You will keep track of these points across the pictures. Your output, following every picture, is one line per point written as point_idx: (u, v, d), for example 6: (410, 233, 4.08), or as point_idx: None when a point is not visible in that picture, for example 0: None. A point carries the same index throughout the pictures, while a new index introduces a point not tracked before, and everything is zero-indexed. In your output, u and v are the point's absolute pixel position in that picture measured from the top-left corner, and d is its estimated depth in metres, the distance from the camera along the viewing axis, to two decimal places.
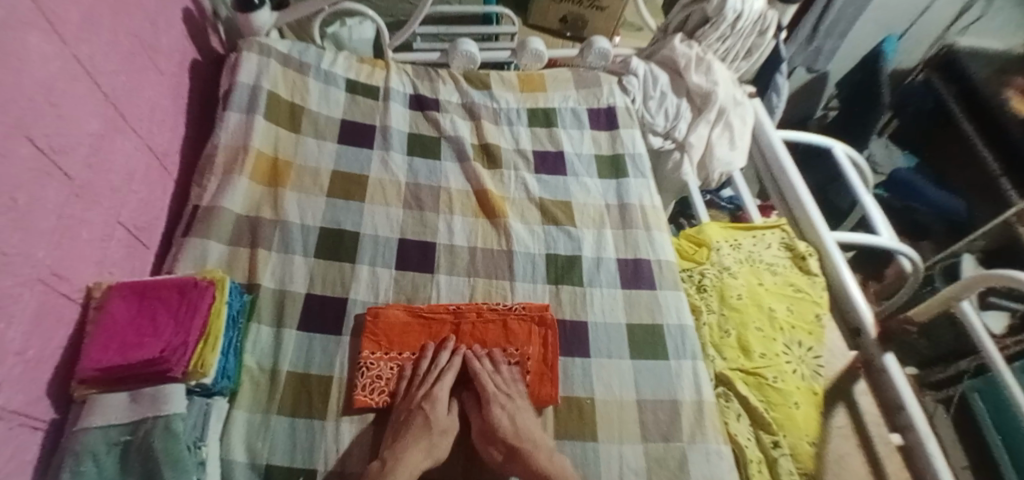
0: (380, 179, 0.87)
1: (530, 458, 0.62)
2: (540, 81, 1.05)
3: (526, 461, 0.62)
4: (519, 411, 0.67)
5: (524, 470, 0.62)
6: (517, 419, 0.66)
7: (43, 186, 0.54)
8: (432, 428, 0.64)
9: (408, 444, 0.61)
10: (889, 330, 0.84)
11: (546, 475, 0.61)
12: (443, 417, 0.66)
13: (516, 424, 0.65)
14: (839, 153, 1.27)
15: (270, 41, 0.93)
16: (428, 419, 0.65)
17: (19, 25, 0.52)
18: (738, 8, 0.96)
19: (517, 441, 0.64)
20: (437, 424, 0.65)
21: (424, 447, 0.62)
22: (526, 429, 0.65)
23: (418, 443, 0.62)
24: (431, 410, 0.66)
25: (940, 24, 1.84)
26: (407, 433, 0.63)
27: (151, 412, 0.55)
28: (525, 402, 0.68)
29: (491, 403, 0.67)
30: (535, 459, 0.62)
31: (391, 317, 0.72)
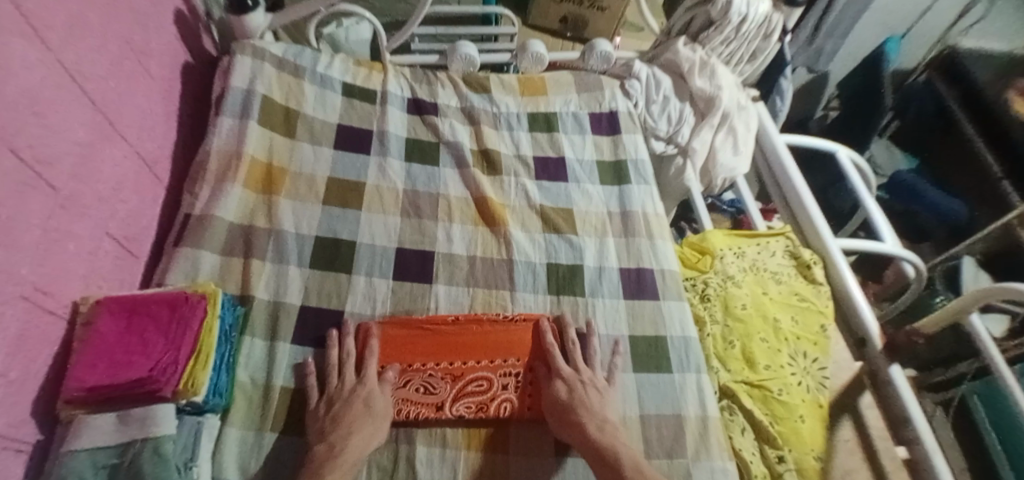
0: (378, 185, 0.85)
1: (584, 428, 0.63)
2: (541, 84, 1.03)
3: (582, 431, 0.63)
4: (581, 385, 0.67)
5: (581, 440, 0.62)
6: (580, 394, 0.66)
7: (27, 199, 0.52)
8: (371, 414, 0.62)
9: (353, 433, 0.60)
10: (896, 343, 0.81)
11: (601, 445, 0.61)
12: (379, 401, 0.64)
13: (575, 399, 0.66)
14: (842, 157, 1.26)
15: (264, 44, 0.91)
16: (365, 407, 0.62)
17: (3, 32, 0.50)
18: (744, 12, 0.95)
19: (572, 412, 0.64)
20: (376, 407, 0.63)
21: (368, 436, 0.60)
22: (586, 402, 0.65)
23: (359, 433, 0.60)
24: (366, 396, 0.63)
25: (942, 26, 1.82)
26: (344, 419, 0.61)
27: (139, 435, 0.53)
28: (588, 374, 0.69)
29: (556, 377, 0.68)
30: (590, 430, 0.62)
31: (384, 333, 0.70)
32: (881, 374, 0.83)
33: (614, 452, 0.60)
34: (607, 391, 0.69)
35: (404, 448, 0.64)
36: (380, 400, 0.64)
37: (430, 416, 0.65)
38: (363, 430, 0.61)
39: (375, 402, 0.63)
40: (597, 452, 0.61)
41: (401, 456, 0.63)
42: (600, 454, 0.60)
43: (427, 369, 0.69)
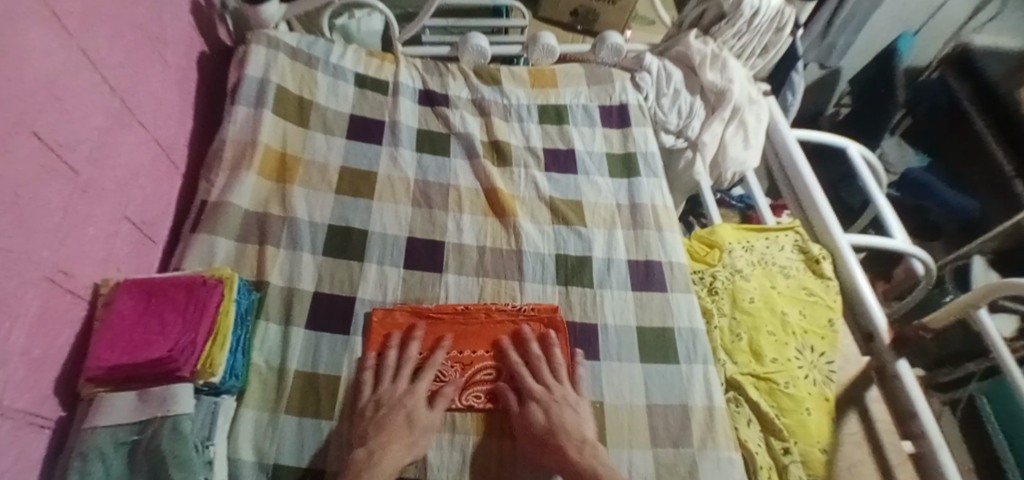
0: (389, 175, 0.86)
1: (563, 450, 0.61)
2: (551, 76, 1.04)
3: (562, 454, 0.61)
4: (556, 404, 0.65)
5: (561, 463, 0.61)
6: (558, 414, 0.64)
7: (48, 182, 0.54)
8: (414, 426, 0.61)
9: (390, 441, 0.59)
10: (903, 336, 0.82)
11: (579, 469, 0.59)
12: (429, 413, 0.63)
13: (552, 419, 0.64)
14: (853, 152, 1.25)
15: (278, 34, 0.92)
16: (411, 416, 0.62)
17: (24, 17, 0.51)
18: (756, 5, 0.95)
19: (550, 435, 0.62)
20: (422, 422, 0.62)
21: (410, 449, 0.60)
22: (563, 421, 0.63)
23: (398, 443, 0.59)
24: (414, 406, 0.63)
25: (955, 22, 1.83)
26: (389, 429, 0.60)
27: (159, 412, 0.54)
28: (563, 390, 0.67)
29: (529, 395, 0.66)
30: (570, 453, 0.61)
31: (397, 320, 0.72)
32: (888, 369, 0.83)
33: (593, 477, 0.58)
34: (582, 405, 0.67)
35: None
36: (426, 413, 0.63)
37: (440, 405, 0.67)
38: (400, 439, 0.60)
39: (421, 415, 0.63)
40: (574, 475, 0.59)
41: None
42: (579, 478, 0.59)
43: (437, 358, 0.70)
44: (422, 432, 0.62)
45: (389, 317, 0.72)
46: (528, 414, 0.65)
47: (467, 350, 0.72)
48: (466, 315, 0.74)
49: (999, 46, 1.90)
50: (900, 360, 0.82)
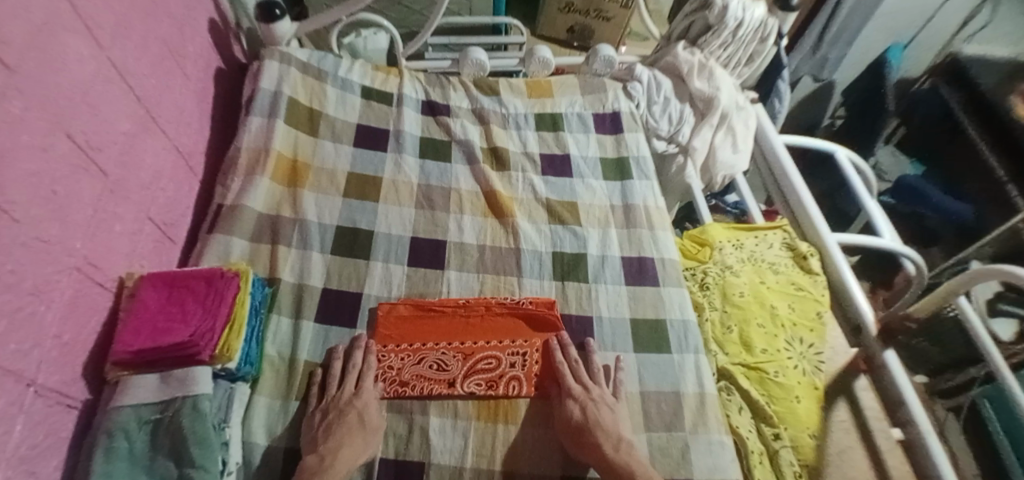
0: (394, 180, 0.91)
1: (601, 448, 0.64)
2: (547, 87, 1.09)
3: (600, 452, 0.64)
4: (593, 403, 0.68)
5: (597, 460, 0.64)
6: (594, 412, 0.67)
7: (80, 180, 0.58)
8: (361, 426, 0.64)
9: (344, 444, 0.61)
10: (891, 327, 0.86)
11: (615, 466, 0.63)
12: (375, 413, 0.66)
13: (586, 417, 0.66)
14: (841, 157, 1.29)
15: (290, 50, 0.98)
16: (359, 417, 0.64)
17: (60, 30, 0.56)
18: (739, 16, 1.00)
19: (587, 432, 0.65)
20: (371, 419, 0.65)
21: (361, 447, 0.62)
22: (599, 420, 0.66)
23: (352, 445, 0.62)
24: (361, 408, 0.65)
25: (948, 31, 1.87)
26: (339, 432, 0.62)
27: (180, 393, 0.58)
28: (596, 388, 0.70)
29: (567, 394, 0.69)
30: (608, 452, 0.64)
31: (401, 313, 0.76)
32: (876, 359, 0.86)
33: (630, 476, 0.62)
34: (618, 405, 0.70)
35: (418, 417, 0.68)
36: (371, 411, 0.66)
37: (442, 392, 0.69)
38: (354, 441, 0.62)
39: (369, 415, 0.65)
40: (611, 472, 0.63)
41: (416, 425, 0.67)
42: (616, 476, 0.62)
43: (440, 348, 0.74)
44: (372, 433, 0.64)
45: (394, 309, 0.76)
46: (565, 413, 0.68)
47: (472, 341, 0.75)
48: (469, 309, 0.77)
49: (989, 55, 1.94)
50: (887, 351, 0.85)
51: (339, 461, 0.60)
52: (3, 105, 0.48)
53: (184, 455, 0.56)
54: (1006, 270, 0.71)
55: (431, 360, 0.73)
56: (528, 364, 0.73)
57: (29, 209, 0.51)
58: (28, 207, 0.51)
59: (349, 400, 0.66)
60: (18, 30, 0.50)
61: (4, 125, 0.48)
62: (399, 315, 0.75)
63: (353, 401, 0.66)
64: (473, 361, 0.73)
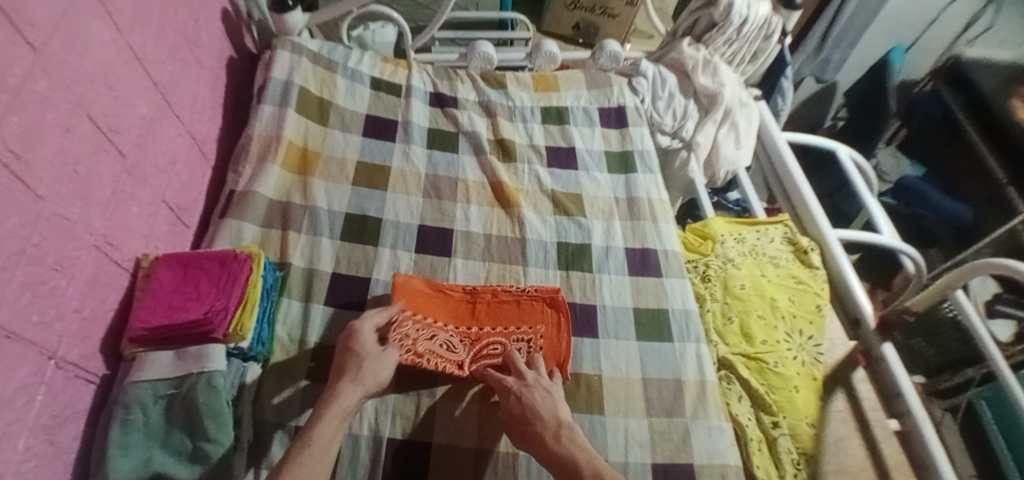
0: (402, 169, 0.92)
1: (541, 438, 0.61)
2: (553, 81, 1.10)
3: (540, 443, 0.61)
4: (528, 390, 0.66)
5: (539, 450, 0.61)
6: (529, 399, 0.65)
7: (100, 161, 0.60)
8: (358, 369, 0.63)
9: (335, 401, 0.59)
10: (887, 320, 0.87)
11: (557, 455, 0.59)
12: (379, 370, 0.64)
13: (524, 406, 0.64)
14: (843, 155, 1.31)
15: (302, 41, 0.99)
16: (356, 374, 0.62)
17: (84, 14, 0.58)
18: (744, 14, 1.01)
19: (526, 422, 0.63)
20: (369, 357, 0.64)
21: (354, 389, 0.61)
22: (535, 406, 0.64)
23: (343, 386, 0.61)
24: (359, 365, 0.63)
25: (951, 34, 1.87)
26: (335, 388, 0.61)
27: (195, 369, 0.60)
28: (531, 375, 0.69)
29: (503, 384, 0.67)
30: (548, 441, 0.60)
31: (414, 287, 0.77)
32: (874, 352, 0.88)
33: (573, 461, 0.58)
34: (555, 388, 0.68)
35: (425, 399, 0.71)
36: (372, 355, 0.65)
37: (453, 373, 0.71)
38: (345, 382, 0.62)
39: (370, 371, 0.63)
40: (552, 460, 0.59)
41: (423, 406, 0.70)
42: (560, 463, 0.58)
43: (448, 330, 0.75)
44: (370, 391, 0.62)
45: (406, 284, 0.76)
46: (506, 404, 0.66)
47: (478, 326, 0.77)
48: (476, 294, 0.79)
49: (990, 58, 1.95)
50: (886, 343, 0.87)
51: (326, 418, 0.58)
52: (30, 84, 0.49)
53: (198, 429, 0.58)
54: (1005, 264, 0.72)
55: (441, 339, 0.74)
56: (532, 349, 0.75)
57: (53, 186, 0.52)
58: (52, 185, 0.52)
59: (350, 358, 0.64)
60: (43, 12, 0.52)
61: (30, 104, 0.49)
62: (419, 289, 0.77)
63: (348, 361, 0.64)
64: (480, 345, 0.75)
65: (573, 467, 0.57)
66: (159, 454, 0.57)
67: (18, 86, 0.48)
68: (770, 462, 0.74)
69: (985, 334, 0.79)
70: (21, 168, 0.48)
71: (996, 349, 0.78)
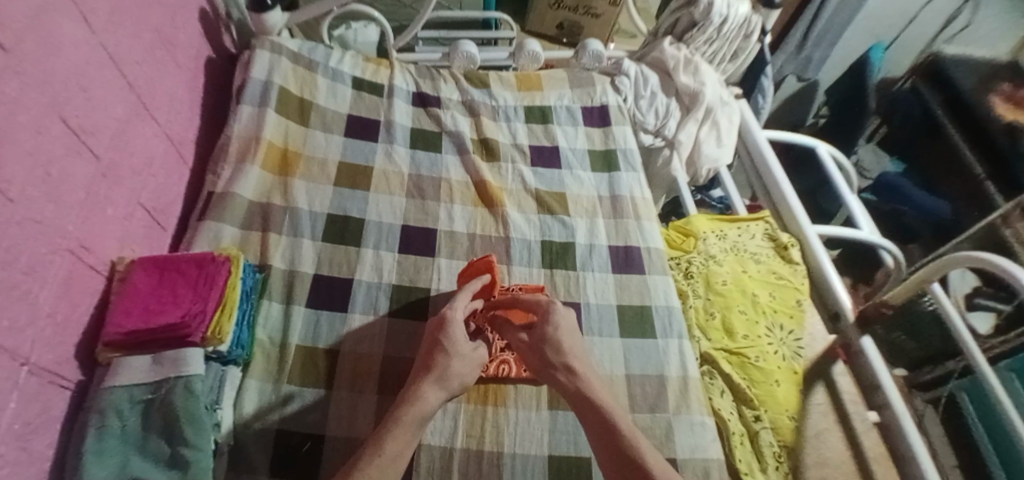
0: (385, 169, 0.92)
1: (584, 386, 0.62)
2: (537, 80, 1.11)
3: (577, 384, 0.62)
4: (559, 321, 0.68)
5: (571, 390, 0.62)
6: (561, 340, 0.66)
7: (73, 163, 0.59)
8: (446, 368, 0.61)
9: (420, 400, 0.58)
10: (867, 315, 0.89)
11: (595, 402, 0.60)
12: (465, 373, 0.62)
13: (559, 348, 0.66)
14: (823, 152, 1.32)
15: (282, 40, 0.98)
16: (442, 373, 0.61)
17: (55, 13, 0.57)
18: (724, 13, 1.02)
19: (564, 368, 0.64)
20: (458, 355, 0.63)
21: (439, 392, 0.59)
22: (569, 349, 0.66)
23: (429, 387, 0.59)
24: (447, 364, 0.62)
25: (930, 32, 1.93)
26: (420, 387, 0.59)
27: (173, 373, 0.59)
28: (561, 308, 0.70)
29: (552, 316, 0.68)
30: (586, 386, 0.62)
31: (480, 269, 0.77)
32: (853, 345, 0.89)
33: (602, 408, 0.60)
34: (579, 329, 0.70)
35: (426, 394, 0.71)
36: (462, 354, 0.63)
37: None
38: (429, 384, 0.60)
39: (456, 373, 0.61)
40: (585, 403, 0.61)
41: None
42: (592, 406, 0.60)
43: None
44: (452, 394, 0.61)
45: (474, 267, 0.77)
46: (543, 331, 0.67)
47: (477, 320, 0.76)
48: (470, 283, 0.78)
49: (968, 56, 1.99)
50: (864, 336, 0.89)
51: (405, 420, 0.56)
52: None
53: (176, 434, 0.57)
54: (985, 258, 0.74)
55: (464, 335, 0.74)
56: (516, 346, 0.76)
57: (24, 189, 0.51)
58: (23, 188, 0.51)
59: (443, 355, 0.62)
60: (14, 11, 0.51)
61: None
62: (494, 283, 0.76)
63: (439, 357, 0.62)
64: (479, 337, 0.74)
65: (604, 421, 0.59)
66: (137, 461, 0.56)
67: None
68: (752, 456, 0.75)
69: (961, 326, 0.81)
70: None
71: (973, 342, 0.80)
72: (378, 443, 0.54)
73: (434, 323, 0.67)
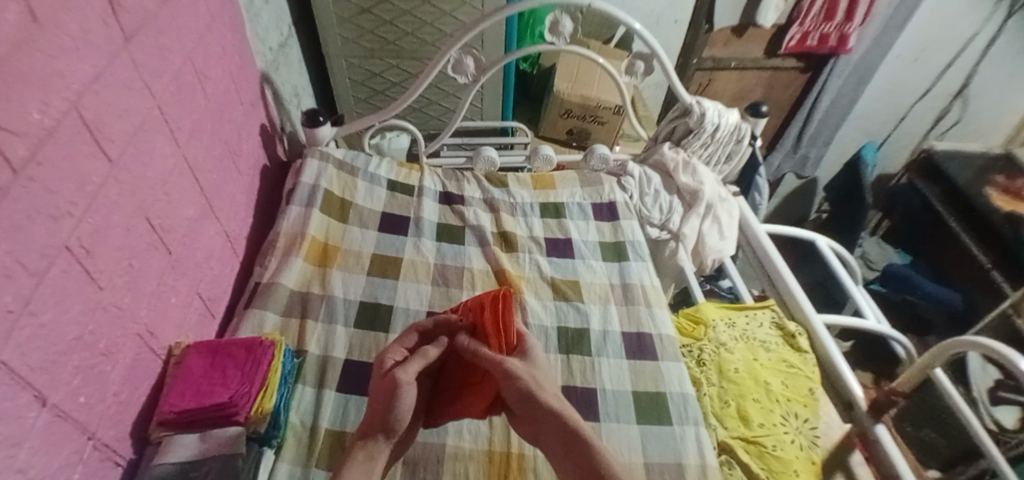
0: (413, 260, 1.01)
1: (563, 414, 0.61)
2: (550, 180, 1.23)
3: (560, 414, 0.61)
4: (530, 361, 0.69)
5: (558, 423, 0.61)
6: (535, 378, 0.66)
7: (151, 257, 0.68)
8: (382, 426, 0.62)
9: (363, 450, 0.60)
10: (880, 405, 0.91)
11: (571, 430, 0.60)
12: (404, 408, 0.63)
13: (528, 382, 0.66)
14: (822, 245, 1.40)
15: (329, 150, 1.12)
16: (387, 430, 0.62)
17: (152, 133, 0.68)
18: (716, 122, 1.16)
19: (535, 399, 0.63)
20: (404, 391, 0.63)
21: (375, 453, 0.61)
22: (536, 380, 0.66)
23: (362, 457, 0.60)
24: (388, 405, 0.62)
25: (921, 129, 2.19)
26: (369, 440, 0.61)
27: (217, 452, 0.64)
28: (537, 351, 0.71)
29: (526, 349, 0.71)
30: (568, 414, 0.62)
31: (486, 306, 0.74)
32: (869, 434, 0.92)
33: (578, 435, 0.59)
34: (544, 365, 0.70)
35: None
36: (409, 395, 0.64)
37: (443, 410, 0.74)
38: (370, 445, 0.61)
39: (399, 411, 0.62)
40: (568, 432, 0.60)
41: None
42: (569, 432, 0.59)
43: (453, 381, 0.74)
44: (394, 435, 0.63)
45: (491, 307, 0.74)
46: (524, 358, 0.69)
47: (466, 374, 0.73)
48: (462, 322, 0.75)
49: (964, 149, 2.14)
50: (879, 425, 0.92)
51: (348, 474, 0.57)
52: (103, 194, 0.59)
53: None
54: (988, 344, 0.79)
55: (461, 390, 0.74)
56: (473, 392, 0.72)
57: (107, 276, 0.59)
58: (111, 277, 0.59)
59: (398, 399, 0.62)
60: (120, 130, 0.62)
61: (101, 209, 0.58)
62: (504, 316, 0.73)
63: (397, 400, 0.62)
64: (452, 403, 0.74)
65: (584, 454, 0.57)
66: None
67: (95, 192, 0.57)
68: None
69: (981, 428, 0.85)
70: (87, 260, 0.55)
71: (993, 445, 0.84)
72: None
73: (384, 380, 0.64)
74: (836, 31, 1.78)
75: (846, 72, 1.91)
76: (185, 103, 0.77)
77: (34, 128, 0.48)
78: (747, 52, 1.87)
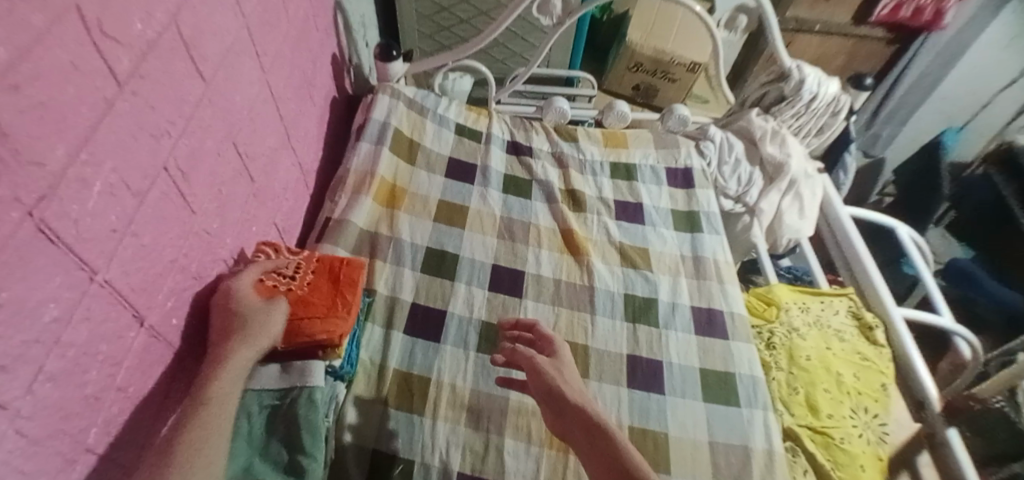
0: (480, 211, 0.98)
1: (586, 414, 0.60)
2: (623, 138, 1.16)
3: (582, 411, 0.60)
4: (558, 365, 0.68)
5: (579, 421, 0.60)
6: (552, 379, 0.64)
7: (237, 184, 0.66)
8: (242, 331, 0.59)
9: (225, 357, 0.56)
10: (954, 405, 0.84)
11: (597, 427, 0.59)
12: (267, 323, 0.61)
13: (547, 384, 0.64)
14: (902, 234, 1.31)
15: (400, 87, 1.07)
16: (243, 331, 0.59)
17: (240, 55, 0.65)
18: (815, 90, 1.07)
19: (557, 395, 0.63)
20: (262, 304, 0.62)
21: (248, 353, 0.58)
22: (557, 381, 0.64)
23: (240, 352, 0.58)
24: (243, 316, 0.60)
25: (1001, 121, 1.99)
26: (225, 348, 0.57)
27: (298, 383, 0.65)
28: (564, 354, 0.70)
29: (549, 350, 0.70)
30: (590, 412, 0.60)
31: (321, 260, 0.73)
32: (938, 436, 0.85)
33: (607, 436, 0.57)
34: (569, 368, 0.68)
35: (494, 437, 0.72)
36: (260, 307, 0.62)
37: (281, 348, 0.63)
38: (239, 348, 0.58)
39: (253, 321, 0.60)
40: (590, 430, 0.58)
41: (491, 444, 0.71)
42: (591, 427, 0.59)
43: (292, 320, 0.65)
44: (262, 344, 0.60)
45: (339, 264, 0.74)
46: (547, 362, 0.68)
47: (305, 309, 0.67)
48: (299, 267, 0.71)
49: None
50: (950, 428, 0.85)
51: (221, 378, 0.55)
52: (199, 117, 0.57)
53: (294, 446, 0.62)
54: None
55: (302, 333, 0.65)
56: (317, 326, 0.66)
57: (200, 201, 0.58)
58: (203, 202, 0.58)
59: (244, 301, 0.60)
60: (215, 49, 0.59)
61: (196, 132, 0.56)
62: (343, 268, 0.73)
63: (243, 311, 0.60)
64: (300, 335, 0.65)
65: (612, 448, 0.56)
66: (258, 464, 0.61)
67: (191, 112, 0.55)
68: None
69: None
70: (182, 184, 0.54)
71: None
72: (197, 443, 0.49)
73: (217, 287, 0.61)
74: (934, 5, 1.65)
75: (933, 54, 1.81)
76: (270, 25, 0.73)
77: (136, 39, 0.45)
78: (835, 17, 1.72)
